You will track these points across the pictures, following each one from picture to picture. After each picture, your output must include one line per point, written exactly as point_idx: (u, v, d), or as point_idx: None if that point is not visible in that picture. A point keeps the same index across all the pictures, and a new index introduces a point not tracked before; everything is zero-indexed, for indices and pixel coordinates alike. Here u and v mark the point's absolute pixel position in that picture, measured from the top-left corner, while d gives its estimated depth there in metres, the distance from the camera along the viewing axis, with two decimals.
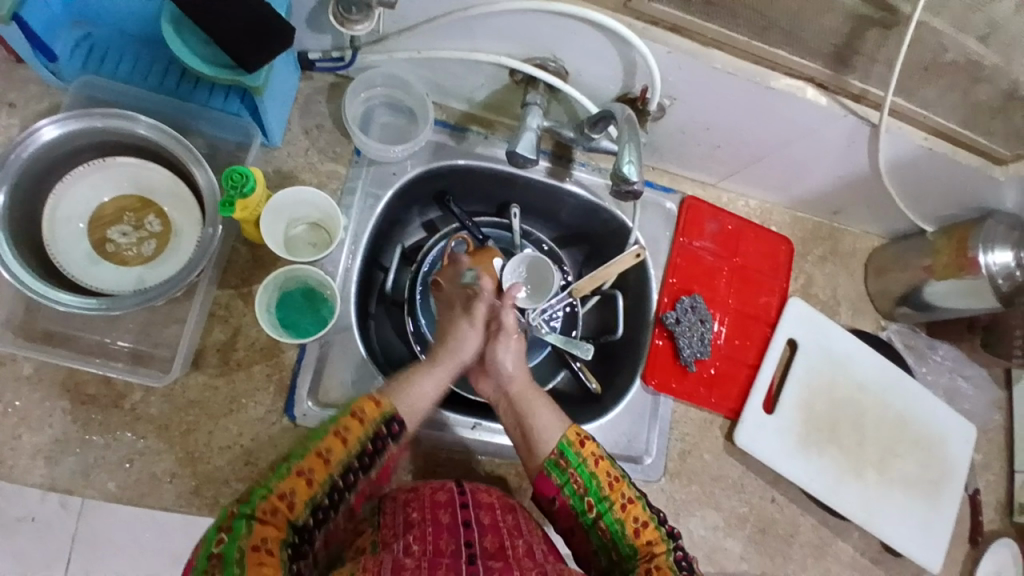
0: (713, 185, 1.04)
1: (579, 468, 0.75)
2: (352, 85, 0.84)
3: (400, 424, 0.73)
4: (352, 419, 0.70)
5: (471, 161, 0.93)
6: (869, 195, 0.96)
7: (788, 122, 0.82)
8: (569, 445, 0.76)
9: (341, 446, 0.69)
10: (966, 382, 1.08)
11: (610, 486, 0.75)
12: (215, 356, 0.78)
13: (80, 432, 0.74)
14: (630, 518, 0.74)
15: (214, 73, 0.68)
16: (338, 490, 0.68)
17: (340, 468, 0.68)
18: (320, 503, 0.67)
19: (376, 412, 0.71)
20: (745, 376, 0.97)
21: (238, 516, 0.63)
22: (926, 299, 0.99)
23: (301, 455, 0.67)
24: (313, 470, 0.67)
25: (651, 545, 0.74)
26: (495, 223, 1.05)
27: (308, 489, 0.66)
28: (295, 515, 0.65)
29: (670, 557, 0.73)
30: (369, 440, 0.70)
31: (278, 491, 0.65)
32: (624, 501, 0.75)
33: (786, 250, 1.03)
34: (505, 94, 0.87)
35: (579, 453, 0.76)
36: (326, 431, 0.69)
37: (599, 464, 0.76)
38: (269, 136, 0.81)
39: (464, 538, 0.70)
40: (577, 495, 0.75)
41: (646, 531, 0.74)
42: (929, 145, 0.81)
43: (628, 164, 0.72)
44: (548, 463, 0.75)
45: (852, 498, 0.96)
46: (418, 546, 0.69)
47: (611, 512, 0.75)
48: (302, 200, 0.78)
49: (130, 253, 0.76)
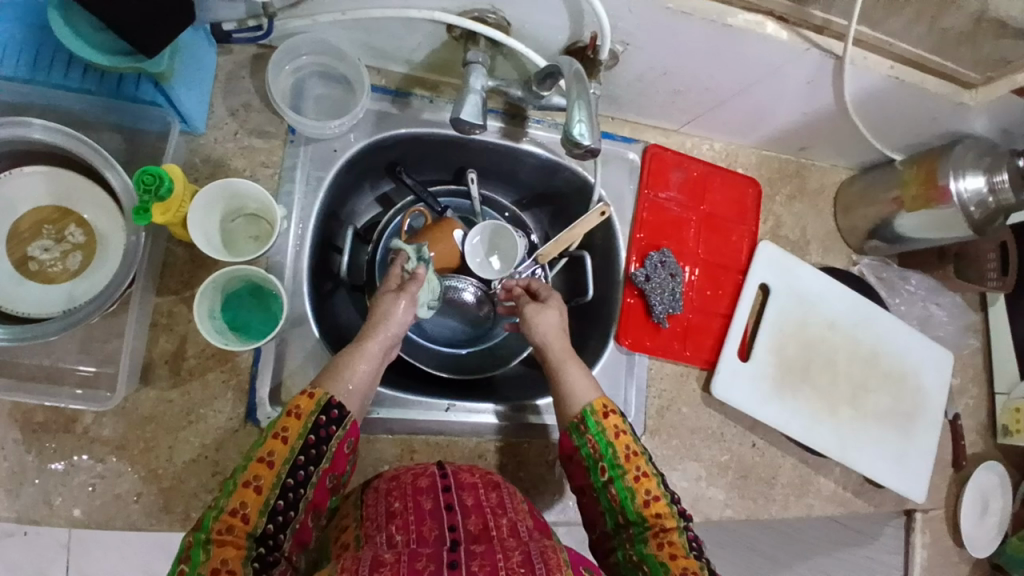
0: (676, 132, 0.99)
1: (598, 436, 0.74)
2: (275, 56, 0.76)
3: (339, 408, 0.69)
4: (289, 418, 0.67)
5: (417, 128, 0.87)
6: (836, 130, 0.93)
7: (750, 61, 0.77)
8: (592, 413, 0.75)
9: (283, 446, 0.65)
10: (939, 310, 1.08)
11: (626, 457, 0.73)
12: (165, 368, 0.73)
13: (36, 461, 0.70)
14: (642, 489, 0.72)
15: (110, 63, 0.61)
16: (292, 490, 0.65)
17: (287, 466, 0.65)
18: (277, 507, 0.64)
19: (311, 403, 0.68)
20: (718, 326, 0.95)
21: (194, 543, 0.60)
22: (896, 232, 0.97)
23: (244, 467, 0.64)
24: (259, 477, 0.63)
25: (661, 518, 0.71)
26: (452, 191, 1.00)
27: (258, 497, 0.63)
28: (253, 527, 0.62)
29: (681, 535, 0.70)
30: (312, 432, 0.67)
31: (227, 508, 0.62)
32: (638, 473, 0.73)
33: (753, 193, 1.00)
34: (447, 53, 0.80)
35: (600, 423, 0.75)
36: (265, 435, 0.66)
37: (619, 435, 0.74)
38: (190, 123, 0.74)
39: (448, 523, 0.65)
40: (591, 459, 0.74)
41: (656, 504, 0.71)
42: (896, 75, 0.77)
43: (578, 124, 0.67)
44: (571, 425, 0.76)
45: (830, 437, 0.96)
46: (401, 536, 0.64)
47: (623, 479, 0.73)
48: (238, 190, 0.72)
49: (55, 270, 0.70)
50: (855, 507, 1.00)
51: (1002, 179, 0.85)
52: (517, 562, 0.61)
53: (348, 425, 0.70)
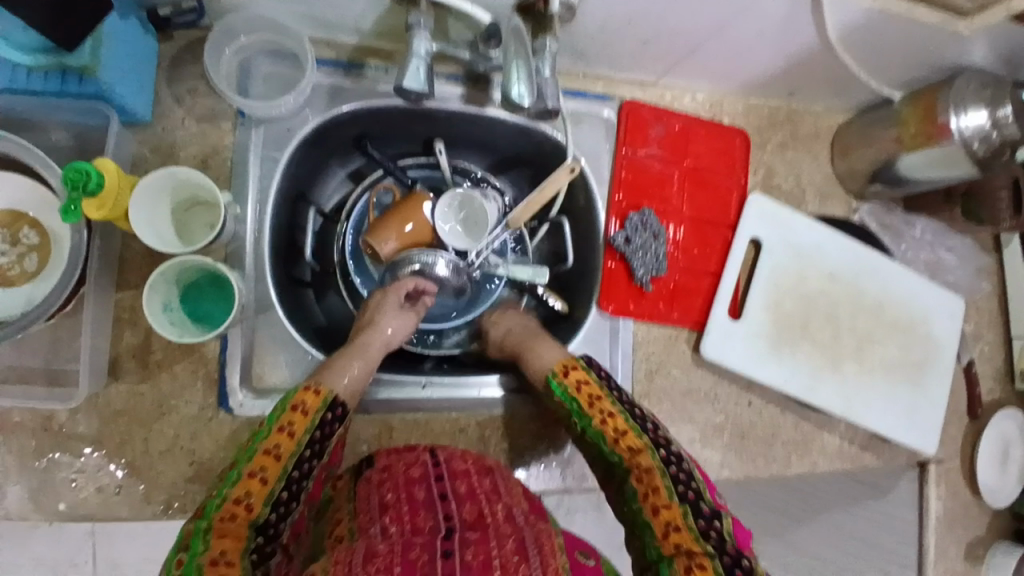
0: (653, 84, 0.93)
1: (563, 394, 0.74)
2: (213, 35, 0.74)
3: (343, 407, 0.69)
4: (295, 413, 0.66)
5: (373, 102, 0.83)
6: (822, 69, 0.86)
7: (716, 1, 0.71)
8: (554, 376, 0.75)
9: (290, 440, 0.64)
10: (949, 254, 1.02)
11: (591, 404, 0.72)
12: (133, 363, 0.74)
13: (16, 461, 0.71)
14: (609, 430, 0.70)
15: None
16: (296, 481, 0.63)
17: (293, 460, 0.63)
18: (280, 499, 0.62)
19: (318, 400, 0.67)
20: (707, 287, 0.91)
21: (193, 532, 0.56)
22: (897, 174, 0.90)
23: (248, 457, 0.62)
24: (265, 468, 0.62)
25: (634, 453, 0.68)
26: (420, 162, 0.96)
27: (264, 488, 0.60)
28: (255, 516, 0.59)
29: (665, 476, 0.66)
30: (318, 427, 0.66)
31: (230, 497, 0.59)
32: (604, 416, 0.70)
33: (740, 143, 0.94)
34: (393, 18, 0.76)
35: (563, 380, 0.74)
36: (269, 429, 0.64)
37: (580, 387, 0.73)
38: (134, 114, 0.72)
39: (443, 512, 0.63)
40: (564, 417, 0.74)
41: (628, 439, 0.69)
42: (880, 7, 0.70)
43: (517, 85, 0.63)
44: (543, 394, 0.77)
45: (832, 393, 0.92)
46: (396, 527, 0.61)
47: (592, 426, 0.71)
48: (186, 180, 0.70)
49: (12, 272, 0.69)
50: (863, 461, 0.97)
51: (1006, 112, 0.78)
52: (511, 549, 0.60)
53: (348, 423, 0.70)
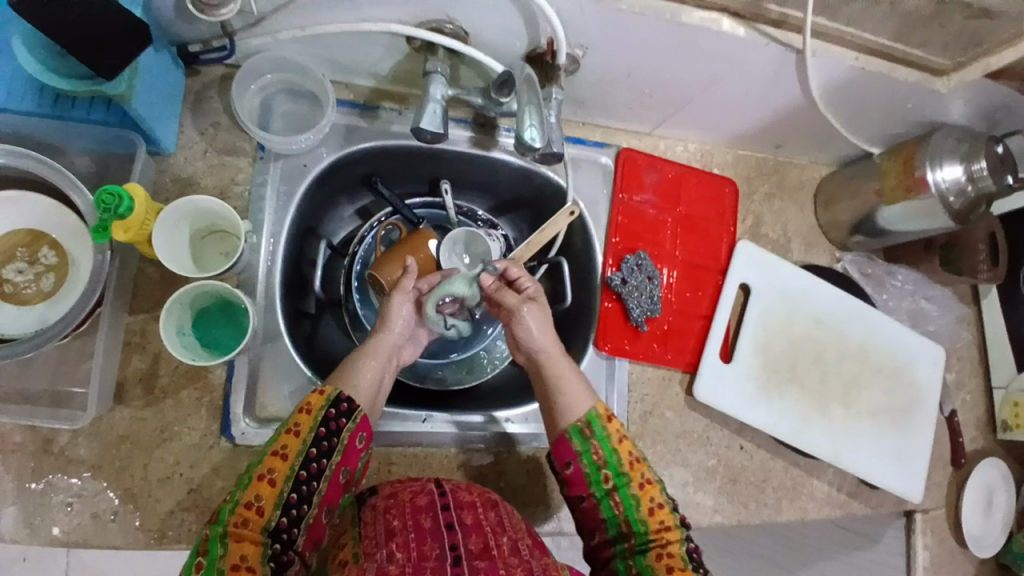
0: (649, 134, 0.97)
1: (603, 440, 0.74)
2: (239, 75, 0.78)
3: (349, 402, 0.69)
4: (301, 414, 0.67)
5: (386, 140, 0.88)
6: (806, 125, 0.92)
7: (711, 60, 0.76)
8: (598, 417, 0.75)
9: (295, 441, 0.66)
10: (929, 304, 1.07)
11: (630, 463, 0.74)
12: (139, 386, 0.74)
13: (14, 482, 0.70)
14: (645, 499, 0.72)
15: (72, 87, 0.63)
16: (305, 482, 0.65)
17: (299, 459, 0.65)
18: (290, 501, 0.64)
19: (321, 399, 0.68)
20: (699, 329, 0.93)
21: (212, 537, 0.60)
22: (878, 225, 0.96)
23: (259, 460, 0.65)
24: (273, 470, 0.64)
25: (665, 529, 0.72)
26: (428, 203, 1.00)
27: (272, 489, 0.63)
28: (267, 520, 0.62)
29: (681, 547, 0.71)
30: (322, 424, 0.67)
31: (241, 502, 0.62)
32: (644, 480, 0.73)
33: (730, 192, 0.98)
34: (409, 64, 0.82)
35: (606, 428, 0.74)
36: (279, 431, 0.67)
37: (623, 442, 0.74)
38: (158, 144, 0.76)
39: (449, 542, 0.64)
40: (595, 465, 0.73)
41: (661, 513, 0.72)
42: (861, 65, 0.77)
43: (530, 129, 0.67)
44: (574, 429, 0.74)
45: (820, 437, 0.94)
46: (402, 554, 0.62)
47: (628, 487, 0.73)
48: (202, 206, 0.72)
49: (29, 292, 0.71)
50: (851, 509, 0.97)
51: (980, 166, 0.84)
52: None
53: (356, 417, 0.69)
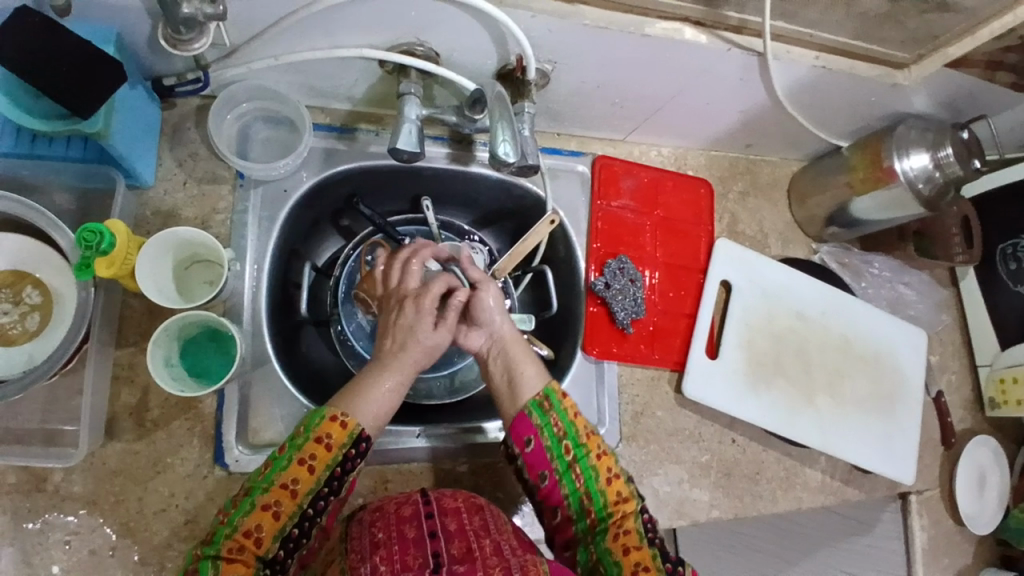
0: (623, 141, 0.99)
1: (560, 414, 0.76)
2: (214, 110, 0.79)
3: (368, 442, 0.70)
4: (318, 445, 0.68)
5: (366, 161, 0.89)
6: (774, 124, 0.94)
7: (677, 68, 0.78)
8: (555, 391, 0.77)
9: (307, 476, 0.67)
10: (908, 289, 1.09)
11: (586, 435, 0.76)
12: (130, 420, 0.74)
13: (10, 522, 0.71)
14: (603, 468, 0.75)
15: (52, 128, 0.63)
16: (309, 518, 0.67)
17: (308, 497, 0.67)
18: (290, 534, 0.66)
19: (344, 435, 0.68)
20: (684, 328, 0.94)
21: (205, 557, 0.63)
22: (852, 216, 0.98)
23: (264, 488, 0.66)
24: (279, 503, 0.65)
25: (622, 502, 0.74)
26: (410, 219, 1.01)
27: (275, 523, 0.65)
28: (264, 550, 0.64)
29: (637, 520, 0.74)
30: (338, 464, 0.68)
31: (242, 528, 0.64)
32: (600, 451, 0.76)
33: (706, 193, 1.00)
34: (384, 87, 0.84)
35: (563, 402, 0.77)
36: (289, 459, 0.67)
37: (579, 415, 0.77)
38: (137, 177, 0.76)
39: (432, 549, 0.66)
40: (556, 438, 0.75)
41: (617, 483, 0.75)
42: (822, 65, 0.80)
43: (503, 143, 0.68)
44: (532, 404, 0.76)
45: (809, 427, 0.95)
46: (386, 566, 0.64)
47: (587, 458, 0.75)
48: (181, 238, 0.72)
49: (14, 331, 0.71)
50: (845, 496, 0.99)
51: (947, 153, 0.87)
52: None
53: (370, 458, 0.71)
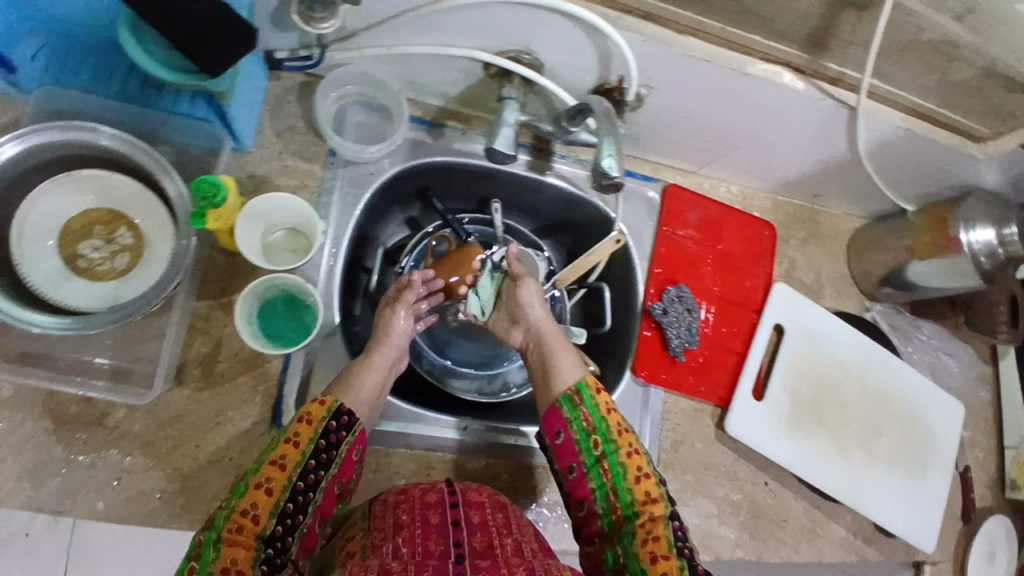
0: (695, 173, 1.01)
1: (591, 408, 0.78)
2: (323, 84, 0.83)
3: (349, 415, 0.72)
4: (301, 424, 0.70)
5: (449, 157, 0.92)
6: (847, 178, 0.96)
7: (768, 110, 0.81)
8: (586, 387, 0.79)
9: (294, 451, 0.68)
10: (949, 359, 1.10)
11: (618, 431, 0.77)
12: (198, 369, 0.77)
13: (66, 452, 0.73)
14: (633, 467, 0.75)
15: (181, 81, 0.66)
16: (302, 493, 0.67)
17: (298, 470, 0.67)
18: (286, 510, 0.65)
19: (322, 410, 0.71)
20: (733, 363, 0.95)
21: (205, 542, 0.62)
22: (907, 279, 1.00)
23: (256, 469, 0.66)
24: (270, 480, 0.65)
25: (650, 503, 0.73)
26: (477, 219, 1.04)
27: (269, 498, 0.65)
28: (262, 528, 0.64)
29: (666, 526, 0.72)
30: (322, 436, 0.69)
31: (238, 509, 0.64)
32: (630, 448, 0.76)
33: (769, 235, 1.01)
34: (480, 89, 0.86)
35: (595, 397, 0.79)
36: (277, 441, 0.69)
37: (611, 410, 0.78)
38: (241, 140, 0.80)
39: (454, 539, 0.66)
40: (584, 432, 0.77)
41: (646, 483, 0.74)
42: (907, 126, 0.82)
43: (608, 158, 0.70)
44: (563, 397, 0.79)
45: (842, 480, 0.96)
46: (408, 549, 0.65)
47: (616, 454, 0.75)
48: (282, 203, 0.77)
49: (103, 268, 0.73)
50: (865, 555, 0.99)
51: (1012, 231, 0.87)
52: None
53: (356, 431, 0.72)
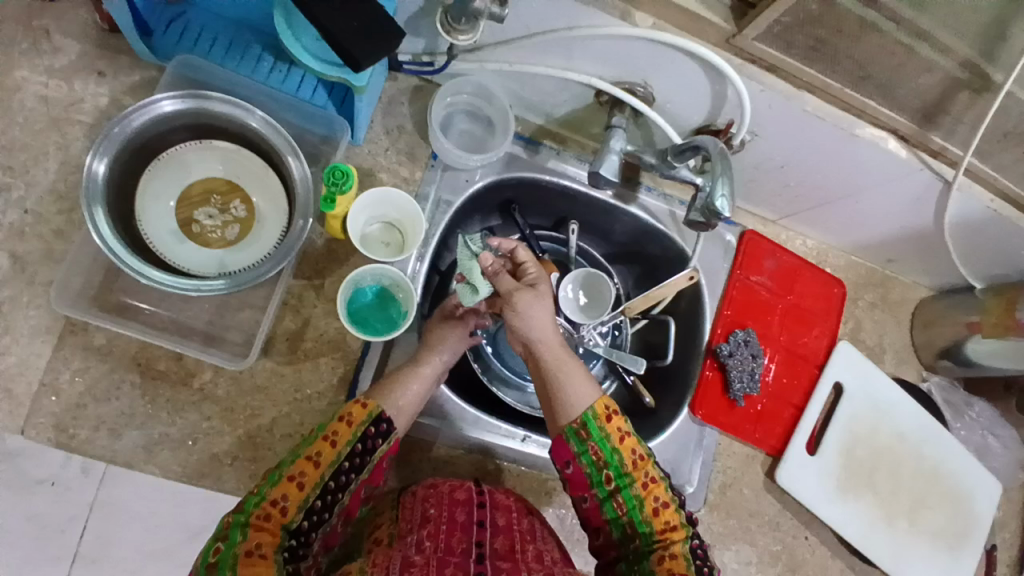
0: (773, 223, 1.04)
1: (601, 442, 0.71)
2: (440, 90, 0.85)
3: (388, 423, 0.70)
4: (340, 423, 0.68)
5: (541, 175, 0.94)
6: (923, 249, 0.98)
7: (864, 172, 0.84)
8: (594, 418, 0.71)
9: (330, 450, 0.66)
10: (996, 441, 1.09)
11: (633, 463, 0.72)
12: (284, 344, 0.79)
13: (148, 406, 0.76)
14: (649, 498, 0.71)
15: (324, 69, 0.70)
16: (331, 492, 0.66)
17: (331, 470, 0.66)
18: (314, 506, 0.65)
19: (363, 413, 0.69)
20: (789, 416, 0.96)
21: (234, 523, 0.62)
22: (967, 356, 1.01)
23: (291, 461, 0.65)
24: (304, 474, 0.65)
25: (669, 529, 0.70)
26: (552, 237, 1.05)
27: (300, 493, 0.64)
28: (288, 520, 0.63)
29: (685, 546, 0.70)
30: (359, 441, 0.68)
31: (269, 498, 0.63)
32: (647, 480, 0.71)
33: (839, 293, 1.03)
34: (587, 114, 0.90)
35: (604, 428, 0.71)
36: (315, 435, 0.67)
37: (625, 441, 0.71)
38: (355, 134, 0.84)
39: (477, 538, 0.66)
40: (595, 466, 0.71)
41: (665, 512, 0.71)
42: (994, 208, 0.84)
43: (722, 198, 0.72)
44: (570, 429, 0.71)
45: (884, 547, 0.96)
46: (430, 543, 0.65)
47: (631, 488, 0.71)
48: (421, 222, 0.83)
49: (214, 236, 0.77)
50: None
51: None
52: None
53: (391, 440, 0.71)
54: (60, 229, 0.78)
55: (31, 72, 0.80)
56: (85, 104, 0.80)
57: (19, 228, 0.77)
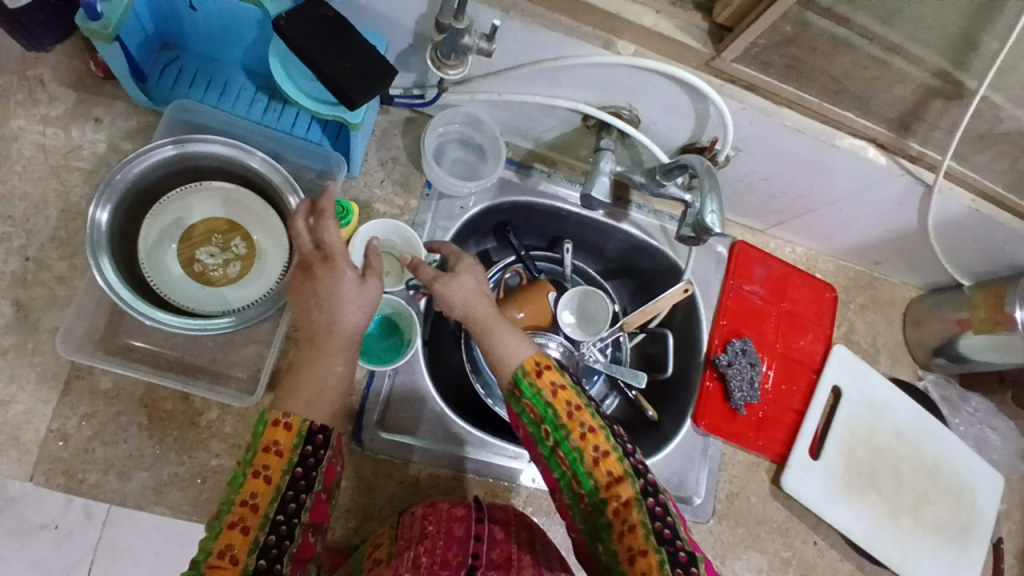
0: (762, 232, 1.06)
1: (533, 398, 0.66)
2: (432, 121, 0.88)
3: (323, 431, 0.64)
4: (269, 454, 0.61)
5: (533, 197, 0.96)
6: (909, 250, 1.01)
7: (847, 179, 0.86)
8: (524, 375, 0.66)
9: (267, 486, 0.60)
10: (994, 433, 1.10)
11: (569, 415, 0.65)
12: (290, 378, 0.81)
13: (156, 447, 0.76)
14: (589, 449, 0.64)
15: (319, 109, 0.72)
16: (283, 523, 0.60)
17: (273, 505, 0.60)
18: (268, 545, 0.59)
19: (291, 434, 0.62)
20: (790, 421, 0.98)
21: None
22: (959, 351, 1.03)
23: (227, 509, 0.59)
24: (245, 518, 0.59)
25: (617, 485, 0.63)
26: (547, 257, 1.06)
27: (246, 537, 0.58)
28: (242, 567, 0.57)
29: (639, 506, 0.62)
30: (298, 464, 0.62)
31: (213, 552, 0.57)
32: (584, 430, 0.64)
33: (831, 297, 1.05)
34: (574, 137, 0.92)
35: (535, 383, 0.66)
36: (243, 475, 0.60)
37: (557, 393, 0.65)
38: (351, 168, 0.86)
39: (473, 551, 0.68)
40: (533, 424, 0.66)
41: (608, 464, 0.64)
42: (976, 207, 0.86)
43: (711, 214, 0.74)
44: (506, 394, 0.67)
45: (890, 546, 0.97)
46: (426, 559, 0.66)
47: (569, 441, 0.65)
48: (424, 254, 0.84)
49: (216, 274, 0.78)
50: None
51: None
52: None
53: (334, 447, 0.65)
54: (63, 275, 0.79)
55: (28, 122, 0.81)
56: (84, 150, 0.82)
57: (22, 276, 0.78)
